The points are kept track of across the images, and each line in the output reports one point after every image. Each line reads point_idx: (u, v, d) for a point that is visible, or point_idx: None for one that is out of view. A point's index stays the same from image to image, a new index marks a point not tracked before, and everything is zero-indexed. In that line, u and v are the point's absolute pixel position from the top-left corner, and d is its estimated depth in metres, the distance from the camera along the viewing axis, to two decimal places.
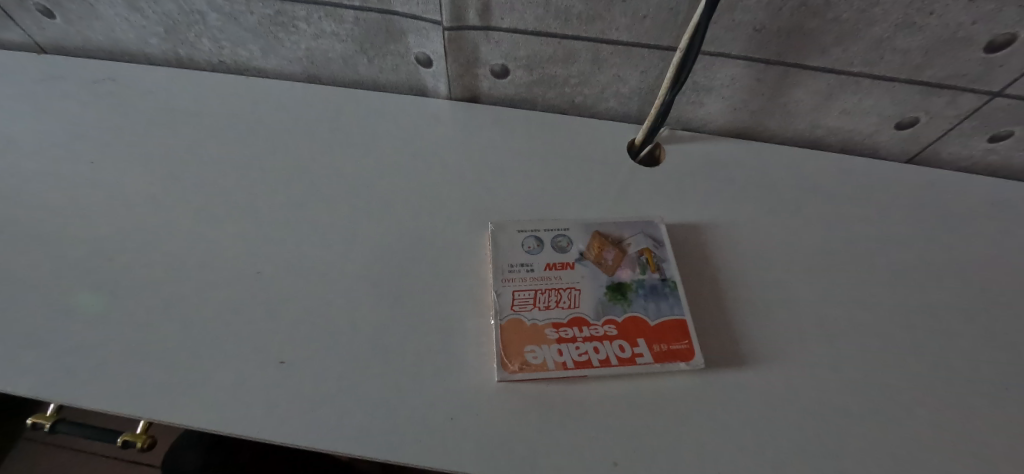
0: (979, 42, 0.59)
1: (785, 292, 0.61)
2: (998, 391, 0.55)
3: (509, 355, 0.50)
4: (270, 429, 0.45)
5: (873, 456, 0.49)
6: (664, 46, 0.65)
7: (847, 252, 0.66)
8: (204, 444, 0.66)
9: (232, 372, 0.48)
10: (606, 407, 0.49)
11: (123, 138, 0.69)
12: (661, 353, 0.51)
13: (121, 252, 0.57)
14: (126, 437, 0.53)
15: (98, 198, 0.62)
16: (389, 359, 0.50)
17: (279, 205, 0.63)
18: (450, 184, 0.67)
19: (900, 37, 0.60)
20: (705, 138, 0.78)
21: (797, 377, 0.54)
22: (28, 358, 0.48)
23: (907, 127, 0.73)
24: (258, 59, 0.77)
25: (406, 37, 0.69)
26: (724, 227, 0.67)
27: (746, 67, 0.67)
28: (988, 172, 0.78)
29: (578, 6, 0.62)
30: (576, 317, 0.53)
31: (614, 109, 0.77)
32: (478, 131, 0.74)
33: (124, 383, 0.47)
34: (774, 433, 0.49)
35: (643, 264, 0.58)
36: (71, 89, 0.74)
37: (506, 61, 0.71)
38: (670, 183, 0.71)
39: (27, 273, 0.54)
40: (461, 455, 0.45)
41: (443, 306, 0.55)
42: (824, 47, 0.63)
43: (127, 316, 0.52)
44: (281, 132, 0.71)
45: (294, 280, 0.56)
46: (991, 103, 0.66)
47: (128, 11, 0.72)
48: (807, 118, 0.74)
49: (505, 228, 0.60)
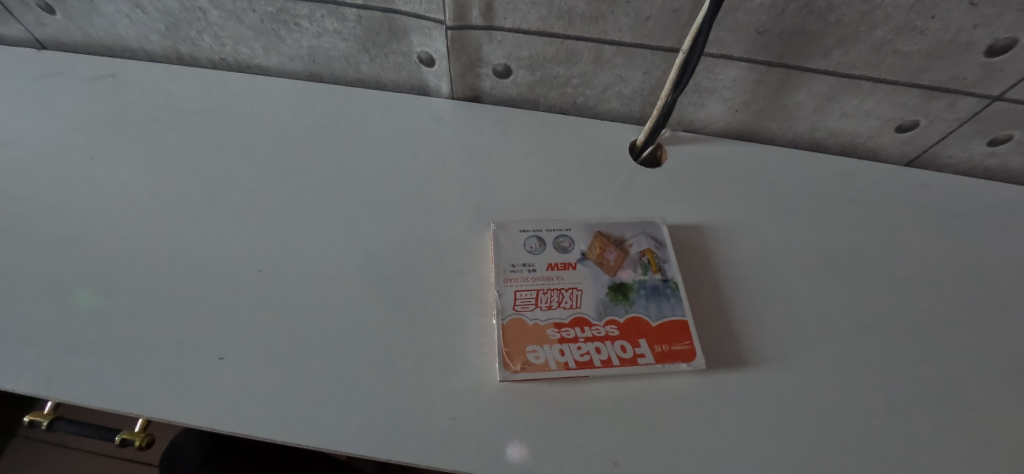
0: (979, 46, 0.59)
1: (785, 294, 0.61)
2: (996, 393, 0.56)
3: (511, 354, 0.50)
4: (273, 427, 0.45)
5: (871, 455, 0.49)
6: (667, 47, 0.65)
7: (848, 254, 0.66)
8: (204, 445, 0.65)
9: (232, 370, 0.48)
10: (608, 407, 0.49)
11: (125, 135, 0.69)
12: (663, 353, 0.51)
13: (121, 249, 0.57)
14: (125, 435, 0.52)
15: (99, 195, 0.62)
16: (390, 357, 0.50)
17: (280, 203, 0.63)
18: (452, 183, 0.67)
19: (902, 41, 0.60)
20: (706, 140, 0.78)
21: (797, 379, 0.54)
22: (28, 356, 0.48)
23: (908, 130, 0.73)
24: (259, 57, 0.77)
25: (409, 36, 0.69)
26: (725, 228, 0.67)
27: (748, 69, 0.67)
28: (988, 175, 0.78)
29: (581, 6, 0.62)
30: (577, 317, 0.53)
31: (616, 110, 0.77)
32: (479, 130, 0.74)
33: (125, 381, 0.47)
34: (774, 433, 0.50)
35: (644, 265, 0.58)
36: (71, 85, 0.74)
37: (508, 61, 0.71)
38: (671, 185, 0.71)
39: (28, 269, 0.54)
40: (462, 454, 0.45)
41: (444, 306, 0.55)
42: (825, 51, 0.63)
43: (128, 313, 0.52)
44: (282, 130, 0.71)
45: (295, 278, 0.56)
46: (990, 107, 0.67)
47: (130, 7, 0.71)
48: (807, 120, 0.74)
49: (507, 227, 0.60)
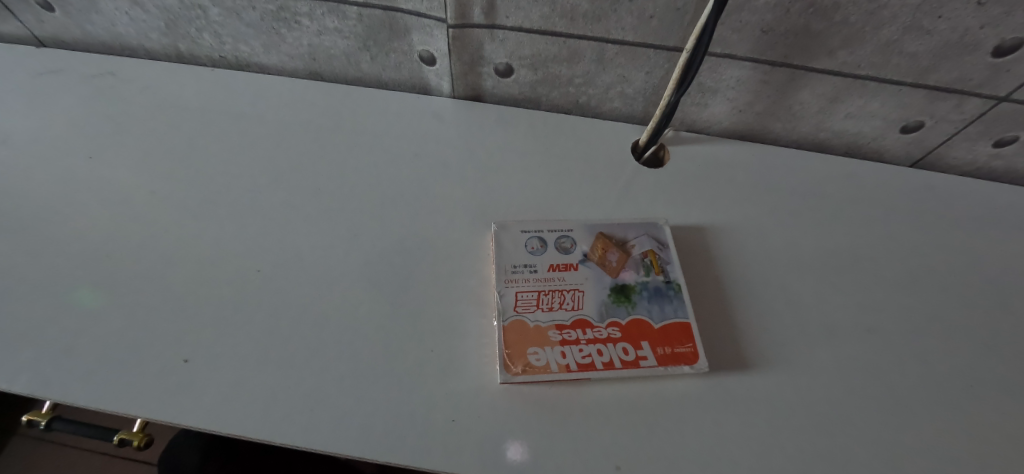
0: (987, 46, 0.58)
1: (789, 295, 0.61)
2: (1001, 396, 0.55)
3: (512, 356, 0.49)
4: (271, 428, 0.44)
5: (874, 458, 0.49)
6: (670, 46, 0.65)
7: (852, 256, 0.66)
8: (202, 445, 0.65)
9: (230, 371, 0.48)
10: (609, 410, 0.49)
11: (126, 133, 0.68)
12: (665, 356, 0.51)
13: (119, 249, 0.56)
14: (122, 435, 0.52)
15: (97, 193, 0.61)
16: (389, 358, 0.50)
17: (280, 203, 0.62)
18: (453, 183, 0.67)
19: (908, 41, 0.59)
20: (709, 140, 0.77)
21: (800, 381, 0.54)
22: (25, 356, 0.47)
23: (912, 131, 0.72)
24: (260, 55, 0.76)
25: (410, 34, 0.68)
26: (729, 230, 0.67)
27: (753, 69, 0.66)
28: (993, 176, 0.77)
29: (584, 4, 0.61)
30: (580, 319, 0.52)
31: (619, 109, 0.76)
32: (480, 130, 0.74)
33: (123, 381, 0.46)
34: (777, 435, 0.49)
35: (646, 266, 0.58)
36: (71, 83, 0.74)
37: (510, 60, 0.70)
38: (674, 185, 0.70)
39: (27, 268, 0.54)
40: (461, 456, 0.44)
41: (445, 307, 0.55)
42: (831, 50, 0.62)
43: (127, 312, 0.51)
44: (282, 129, 0.71)
45: (294, 278, 0.55)
46: (996, 108, 0.66)
47: (129, 5, 0.71)
48: (811, 121, 0.74)
49: (508, 228, 0.59)
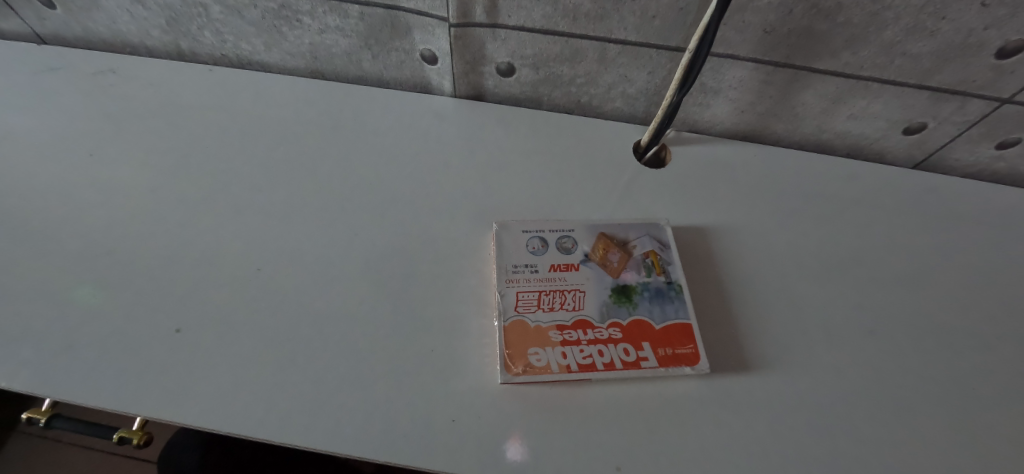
0: (990, 48, 0.58)
1: (790, 297, 0.61)
2: (1003, 398, 0.55)
3: (513, 357, 0.49)
4: (272, 426, 0.44)
5: (874, 459, 0.49)
6: (672, 47, 0.65)
7: (854, 257, 0.66)
8: (201, 445, 0.64)
9: (230, 369, 0.48)
10: (610, 411, 0.49)
11: (127, 130, 0.68)
12: (666, 357, 0.51)
13: (120, 247, 0.56)
14: (121, 433, 0.52)
15: (98, 191, 0.61)
16: (389, 359, 0.50)
17: (281, 201, 0.62)
18: (453, 182, 0.67)
19: (911, 42, 0.59)
20: (710, 140, 0.77)
21: (801, 382, 0.54)
22: (25, 354, 0.47)
23: (915, 132, 0.72)
24: (261, 53, 0.76)
25: (412, 33, 0.68)
26: (730, 231, 0.66)
27: (755, 69, 0.66)
28: (995, 178, 0.77)
29: (586, 4, 0.61)
30: (581, 319, 0.52)
31: (620, 109, 0.76)
32: (482, 129, 0.73)
33: (124, 379, 0.46)
34: (777, 436, 0.49)
35: (648, 267, 0.58)
36: (72, 80, 0.74)
37: (512, 60, 0.70)
38: (675, 186, 0.70)
39: (27, 266, 0.54)
40: (461, 456, 0.44)
41: (445, 308, 0.54)
42: (834, 51, 0.62)
43: (128, 310, 0.51)
44: (282, 127, 0.71)
45: (295, 277, 0.55)
46: (999, 110, 0.66)
47: (130, 3, 0.71)
48: (814, 121, 0.73)
49: (509, 228, 0.59)
